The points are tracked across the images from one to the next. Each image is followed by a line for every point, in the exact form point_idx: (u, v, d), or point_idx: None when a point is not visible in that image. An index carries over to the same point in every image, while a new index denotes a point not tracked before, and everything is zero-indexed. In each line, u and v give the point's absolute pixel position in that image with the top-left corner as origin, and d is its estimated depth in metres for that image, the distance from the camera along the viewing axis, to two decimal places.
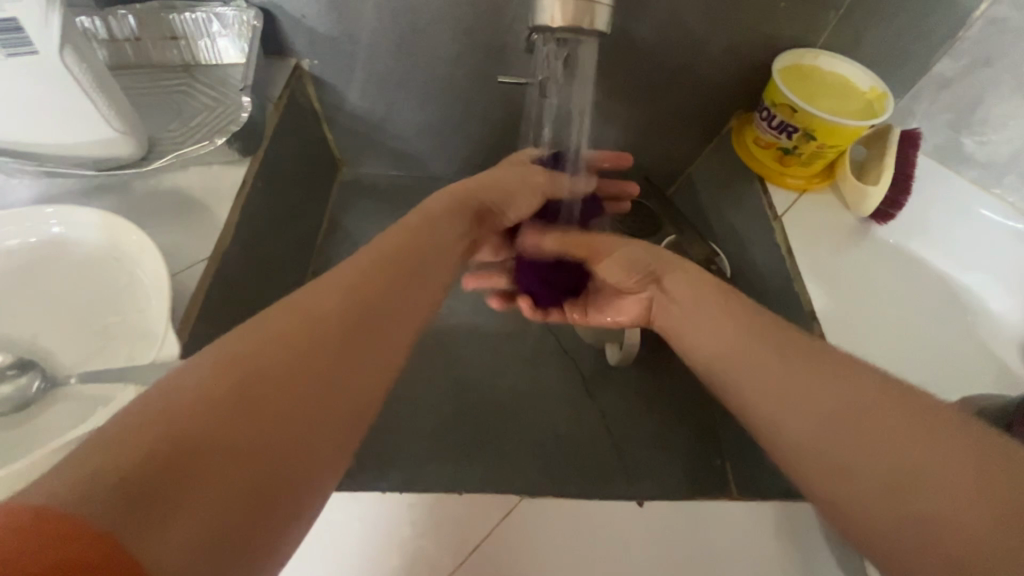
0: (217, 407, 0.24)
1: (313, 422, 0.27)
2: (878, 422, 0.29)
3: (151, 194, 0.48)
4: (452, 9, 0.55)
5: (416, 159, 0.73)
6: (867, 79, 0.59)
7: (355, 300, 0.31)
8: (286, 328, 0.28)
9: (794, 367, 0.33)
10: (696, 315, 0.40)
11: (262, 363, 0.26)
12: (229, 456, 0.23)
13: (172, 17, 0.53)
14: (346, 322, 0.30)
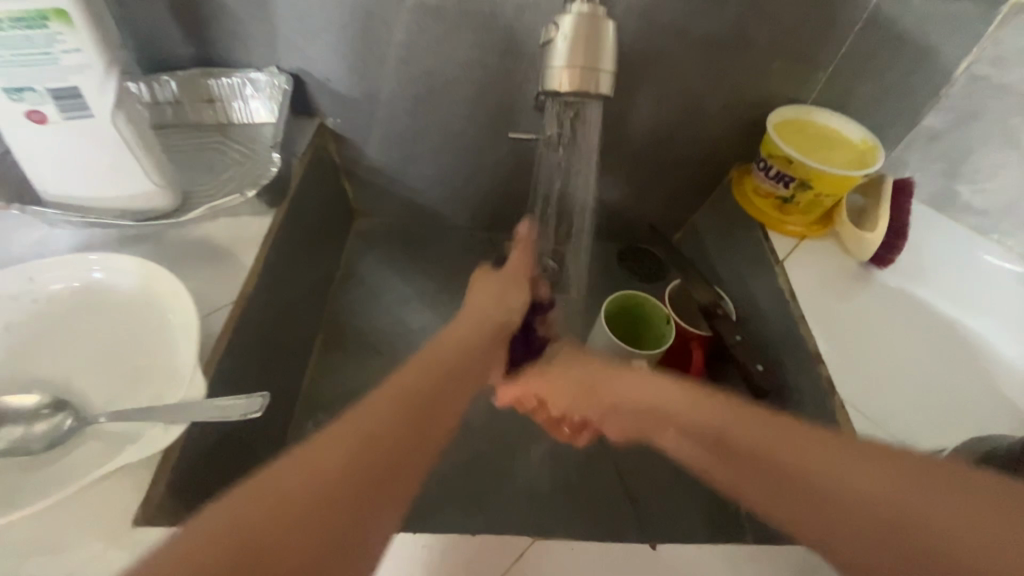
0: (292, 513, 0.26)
1: (377, 502, 0.29)
2: (858, 488, 0.31)
3: (183, 242, 0.50)
4: (466, 72, 0.59)
5: (430, 209, 0.76)
6: (858, 132, 0.62)
7: (362, 432, 0.31)
8: (283, 487, 0.27)
9: (770, 462, 0.33)
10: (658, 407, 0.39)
11: (324, 467, 0.28)
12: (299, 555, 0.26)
13: (210, 82, 0.58)
14: (410, 418, 0.33)
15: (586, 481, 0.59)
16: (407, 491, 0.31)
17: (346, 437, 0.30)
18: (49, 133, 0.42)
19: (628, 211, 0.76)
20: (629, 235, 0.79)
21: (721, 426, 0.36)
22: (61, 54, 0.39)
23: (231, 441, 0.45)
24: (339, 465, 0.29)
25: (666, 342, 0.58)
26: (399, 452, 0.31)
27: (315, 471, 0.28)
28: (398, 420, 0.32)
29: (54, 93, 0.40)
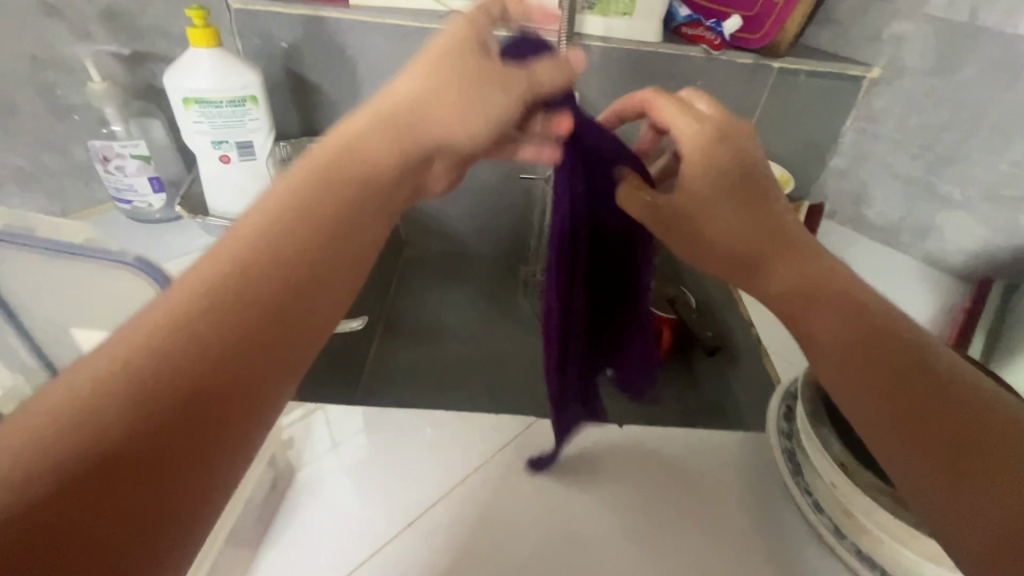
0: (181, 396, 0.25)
1: (272, 359, 0.28)
2: (984, 444, 0.31)
3: None
4: None
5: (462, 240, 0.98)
6: (778, 170, 0.83)
7: (233, 268, 0.28)
8: (158, 324, 0.26)
9: (888, 377, 0.34)
10: (815, 295, 0.38)
11: (207, 341, 0.26)
12: (192, 432, 0.25)
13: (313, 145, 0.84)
14: (304, 235, 0.31)
15: None
16: (307, 340, 0.30)
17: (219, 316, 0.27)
18: (228, 171, 0.66)
19: None
20: None
21: (856, 331, 0.36)
22: (248, 122, 0.64)
23: (329, 375, 0.64)
24: (210, 336, 0.26)
25: None
26: (269, 303, 0.28)
27: (192, 319, 0.26)
28: (244, 274, 0.28)
29: (239, 144, 0.65)
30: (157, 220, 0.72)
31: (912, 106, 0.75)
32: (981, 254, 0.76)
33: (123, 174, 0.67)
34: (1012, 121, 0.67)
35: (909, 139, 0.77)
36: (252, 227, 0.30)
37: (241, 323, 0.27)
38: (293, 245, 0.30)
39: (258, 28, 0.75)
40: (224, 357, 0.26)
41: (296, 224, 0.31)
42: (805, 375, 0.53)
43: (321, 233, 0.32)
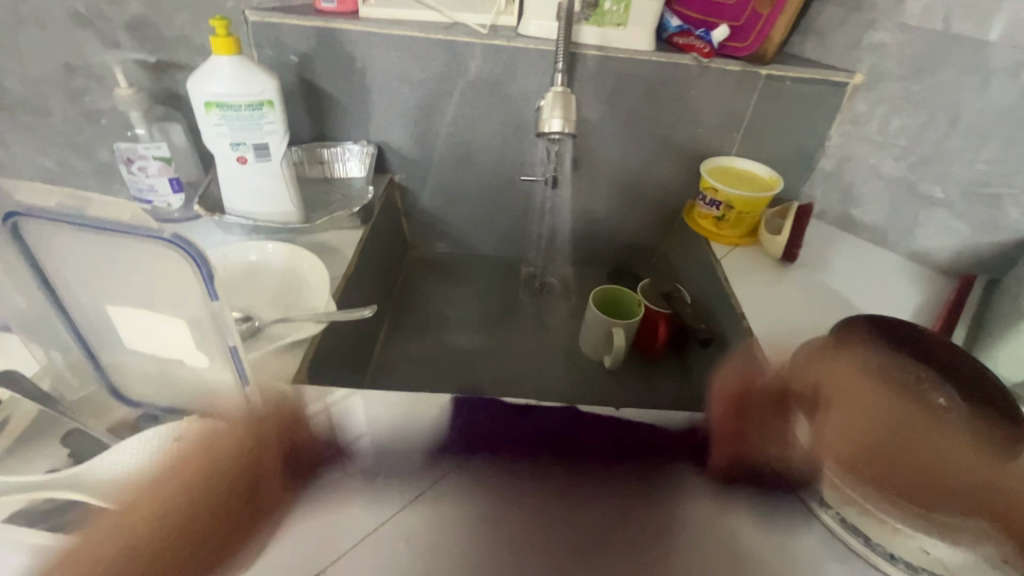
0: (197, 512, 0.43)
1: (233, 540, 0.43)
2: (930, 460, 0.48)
3: (308, 243, 0.77)
4: (492, 139, 0.88)
5: (464, 241, 1.01)
6: (768, 171, 0.86)
7: (181, 528, 0.41)
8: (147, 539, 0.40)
9: (870, 421, 0.51)
10: (850, 388, 0.53)
11: (168, 526, 0.41)
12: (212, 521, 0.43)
13: (323, 149, 0.88)
14: (193, 481, 0.43)
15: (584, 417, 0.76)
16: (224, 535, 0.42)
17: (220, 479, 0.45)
18: (244, 170, 0.70)
19: (614, 238, 1.00)
20: (615, 258, 1.02)
21: (848, 423, 0.51)
22: (264, 124, 0.67)
23: (339, 362, 0.66)
24: (116, 530, 0.40)
25: (638, 315, 0.80)
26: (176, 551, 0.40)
27: (209, 492, 0.43)
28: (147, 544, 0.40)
29: (256, 146, 0.68)
30: (178, 220, 0.75)
31: (892, 110, 0.79)
32: (961, 248, 0.79)
33: (144, 175, 0.71)
34: (984, 123, 0.71)
35: (891, 141, 0.81)
36: (165, 464, 0.44)
37: (191, 510, 0.42)
38: (159, 506, 0.41)
39: (273, 39, 0.79)
40: (147, 529, 0.40)
41: (135, 518, 0.41)
42: (791, 359, 0.55)
43: (205, 459, 0.44)
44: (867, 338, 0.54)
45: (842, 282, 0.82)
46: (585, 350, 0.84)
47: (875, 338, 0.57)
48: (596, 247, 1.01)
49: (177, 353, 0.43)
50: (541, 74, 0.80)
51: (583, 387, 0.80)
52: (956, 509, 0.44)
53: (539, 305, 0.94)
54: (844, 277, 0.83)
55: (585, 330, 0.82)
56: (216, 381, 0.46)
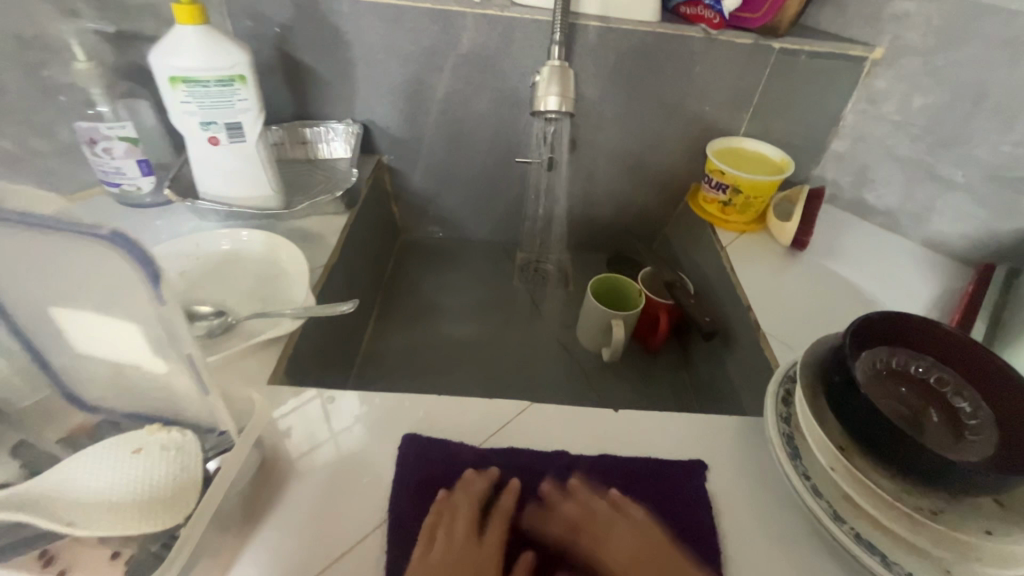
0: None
1: None
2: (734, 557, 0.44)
3: (288, 230, 0.72)
4: (485, 117, 0.82)
5: (457, 225, 0.96)
6: (778, 153, 0.82)
7: None
8: None
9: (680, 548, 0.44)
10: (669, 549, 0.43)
11: None
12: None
13: (306, 129, 0.83)
14: None
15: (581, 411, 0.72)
16: None
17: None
18: (217, 152, 0.65)
19: (613, 223, 0.95)
20: (615, 244, 0.98)
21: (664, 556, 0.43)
22: (236, 102, 0.62)
23: (321, 358, 0.63)
24: None
25: (639, 306, 0.76)
26: None
27: None
28: None
29: (228, 126, 0.63)
30: (147, 205, 0.71)
31: (914, 86, 0.73)
32: (982, 237, 0.75)
33: (110, 157, 0.66)
34: (1014, 101, 0.66)
35: (911, 121, 0.75)
36: None
37: None
38: None
39: (248, 8, 0.73)
40: None
41: None
42: (805, 360, 0.52)
43: None
44: (887, 337, 0.50)
45: (854, 271, 0.77)
46: (583, 343, 0.80)
47: (953, 351, 0.49)
48: (595, 231, 0.96)
49: (132, 358, 0.39)
50: (537, 47, 0.75)
51: (582, 379, 0.76)
52: (979, 525, 0.42)
53: (535, 294, 0.90)
54: (856, 266, 0.78)
55: (583, 322, 0.78)
56: (178, 387, 0.42)
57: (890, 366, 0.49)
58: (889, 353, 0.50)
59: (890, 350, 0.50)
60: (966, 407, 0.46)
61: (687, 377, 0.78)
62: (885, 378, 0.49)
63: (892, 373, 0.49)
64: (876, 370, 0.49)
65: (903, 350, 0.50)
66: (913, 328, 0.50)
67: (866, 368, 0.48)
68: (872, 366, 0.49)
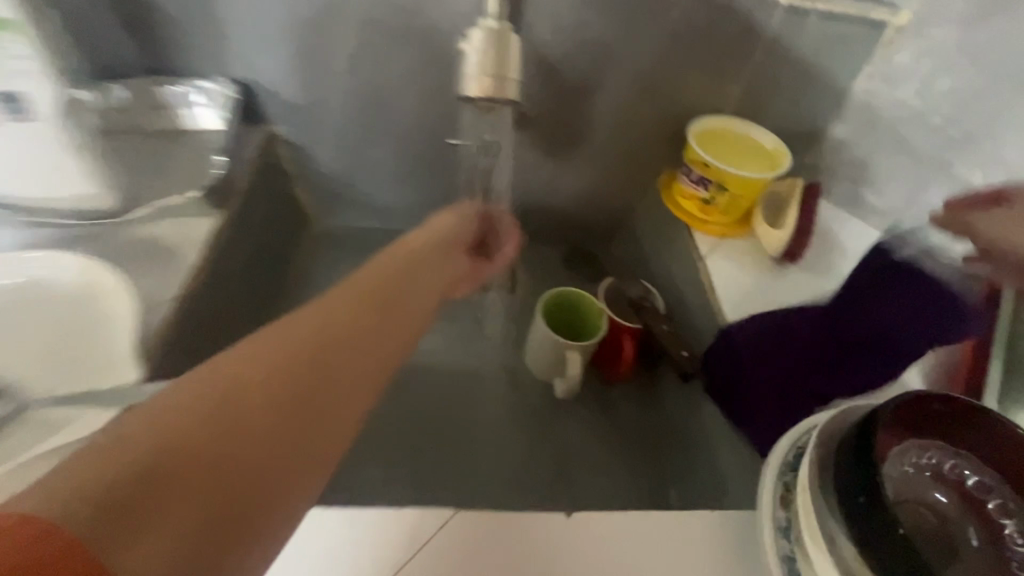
0: (220, 455, 0.25)
1: None
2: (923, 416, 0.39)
3: (124, 240, 0.52)
4: (409, 79, 0.62)
5: (380, 215, 0.77)
6: (771, 140, 0.67)
7: None
8: None
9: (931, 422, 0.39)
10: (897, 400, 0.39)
11: None
12: (238, 491, 0.25)
13: (159, 89, 0.60)
14: None
15: (522, 467, 0.58)
16: None
17: (237, 359, 0.28)
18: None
19: (572, 214, 0.79)
20: (575, 238, 0.82)
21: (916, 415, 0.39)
22: (9, 60, 0.42)
23: None
24: None
25: (600, 332, 0.62)
26: None
27: None
28: None
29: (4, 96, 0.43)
30: None
31: (943, 63, 0.59)
32: None
33: None
34: None
35: (931, 108, 0.62)
36: None
37: None
38: None
39: None
40: None
41: None
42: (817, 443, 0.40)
43: None
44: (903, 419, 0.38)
45: None
46: (533, 373, 0.66)
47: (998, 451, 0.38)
48: (551, 224, 0.80)
49: None
50: None
51: (527, 423, 0.62)
52: None
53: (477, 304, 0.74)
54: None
55: (532, 347, 0.64)
56: None
57: (918, 466, 0.38)
58: (921, 447, 0.38)
59: (922, 446, 0.38)
60: (1010, 529, 0.36)
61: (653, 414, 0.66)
62: (912, 484, 0.38)
63: (921, 474, 0.38)
64: (902, 472, 0.38)
65: (936, 442, 0.39)
66: (935, 406, 0.38)
67: (891, 472, 0.37)
68: (898, 467, 0.38)
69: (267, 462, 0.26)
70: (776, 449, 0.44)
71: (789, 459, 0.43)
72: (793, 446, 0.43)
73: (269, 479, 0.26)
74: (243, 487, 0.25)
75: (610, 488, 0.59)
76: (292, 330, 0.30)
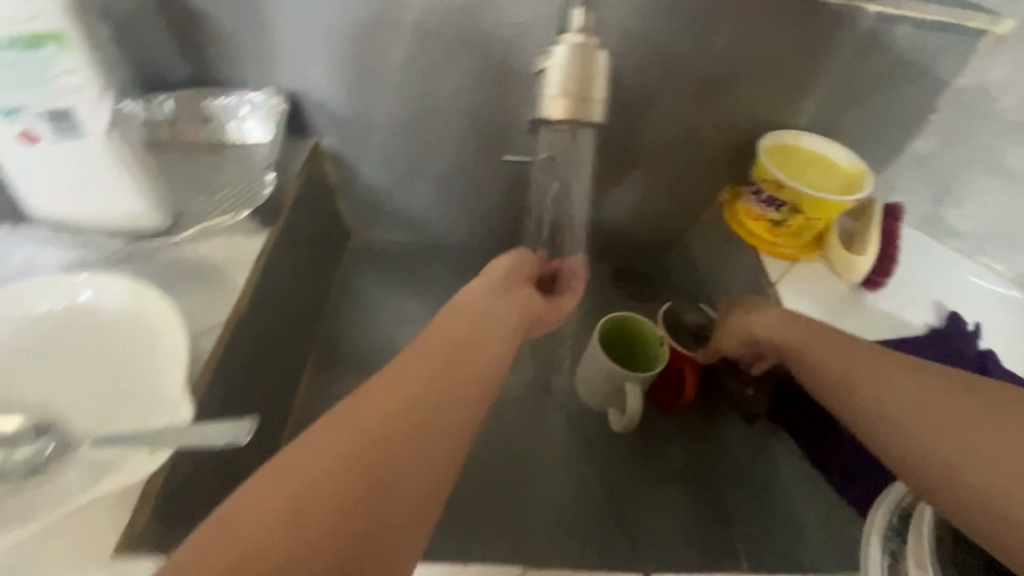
0: (329, 500, 0.26)
1: None
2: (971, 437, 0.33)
3: (173, 262, 0.50)
4: (462, 92, 0.59)
5: (424, 229, 0.75)
6: (847, 157, 0.62)
7: None
8: None
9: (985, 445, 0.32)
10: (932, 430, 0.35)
11: None
12: (353, 530, 0.26)
13: (206, 102, 0.59)
14: None
15: (578, 504, 0.55)
16: None
17: (341, 421, 0.29)
18: (45, 152, 0.43)
19: (622, 231, 0.75)
20: (623, 255, 0.79)
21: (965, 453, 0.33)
22: (57, 78, 0.39)
23: (216, 466, 0.44)
24: None
25: (659, 364, 0.58)
26: None
27: None
28: None
29: (53, 115, 0.40)
30: None
31: None
32: None
33: None
34: None
35: None
36: None
37: None
38: None
39: None
40: None
41: None
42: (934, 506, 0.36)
43: None
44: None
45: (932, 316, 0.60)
46: (584, 402, 0.62)
47: None
48: (600, 240, 0.76)
49: None
50: None
51: (581, 456, 0.59)
52: None
53: None
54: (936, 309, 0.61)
55: (585, 376, 0.60)
56: None
57: None
58: None
59: None
60: None
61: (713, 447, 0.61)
62: None
63: None
64: None
65: None
66: None
67: None
68: None
69: (378, 505, 0.27)
70: (877, 507, 0.40)
71: (895, 522, 0.38)
72: (897, 506, 0.39)
73: (379, 518, 0.27)
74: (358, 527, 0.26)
75: (670, 531, 0.54)
76: (385, 385, 0.32)
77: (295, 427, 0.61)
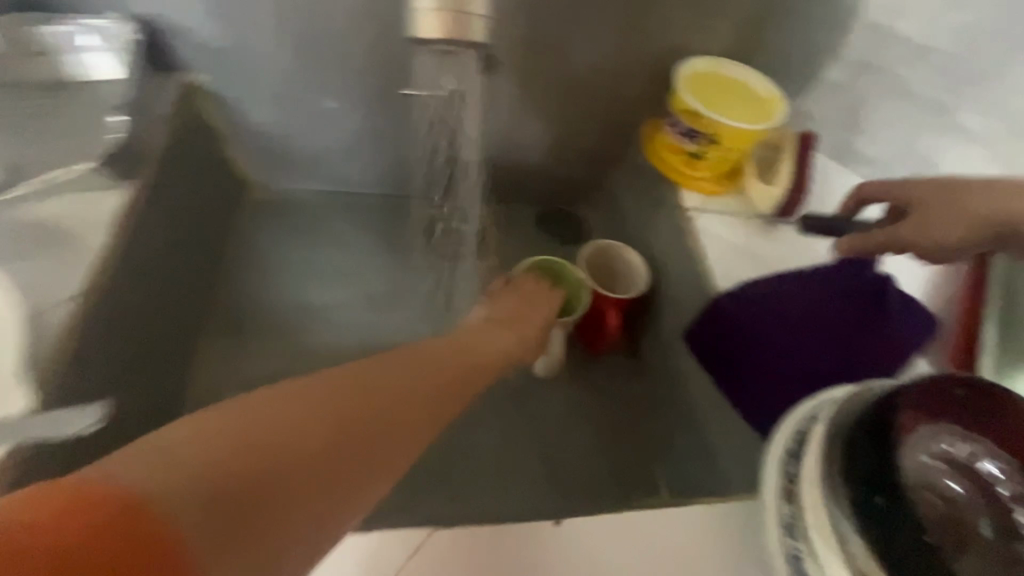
0: (201, 495, 0.22)
1: None
2: None
3: (10, 225, 0.43)
4: (351, 17, 0.52)
5: (330, 177, 0.68)
6: (764, 86, 0.60)
7: None
8: None
9: None
10: None
11: None
12: (133, 546, 0.20)
13: (38, 31, 0.48)
14: None
15: (502, 452, 0.55)
16: None
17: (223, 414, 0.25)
18: None
19: (545, 171, 0.72)
20: (548, 197, 0.76)
21: None
22: None
23: (83, 453, 0.39)
24: None
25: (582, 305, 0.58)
26: None
27: None
28: None
29: None
30: None
31: None
32: None
33: None
34: None
35: (933, 46, 0.54)
36: None
37: None
38: None
39: None
40: None
41: None
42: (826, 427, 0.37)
43: None
44: (915, 404, 0.35)
45: None
46: None
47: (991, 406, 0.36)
48: (523, 181, 0.72)
49: None
50: None
51: (504, 406, 0.58)
52: None
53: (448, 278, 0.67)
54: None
55: None
56: None
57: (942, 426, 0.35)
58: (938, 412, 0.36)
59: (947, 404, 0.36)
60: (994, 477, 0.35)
61: (636, 383, 0.62)
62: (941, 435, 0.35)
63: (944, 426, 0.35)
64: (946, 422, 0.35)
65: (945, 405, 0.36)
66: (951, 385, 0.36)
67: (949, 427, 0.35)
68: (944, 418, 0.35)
69: (187, 543, 0.21)
70: (777, 433, 0.41)
71: (793, 447, 0.39)
72: (796, 430, 0.40)
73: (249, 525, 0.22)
74: (139, 541, 0.20)
75: (595, 469, 0.56)
76: (249, 417, 0.24)
77: (196, 399, 0.56)
